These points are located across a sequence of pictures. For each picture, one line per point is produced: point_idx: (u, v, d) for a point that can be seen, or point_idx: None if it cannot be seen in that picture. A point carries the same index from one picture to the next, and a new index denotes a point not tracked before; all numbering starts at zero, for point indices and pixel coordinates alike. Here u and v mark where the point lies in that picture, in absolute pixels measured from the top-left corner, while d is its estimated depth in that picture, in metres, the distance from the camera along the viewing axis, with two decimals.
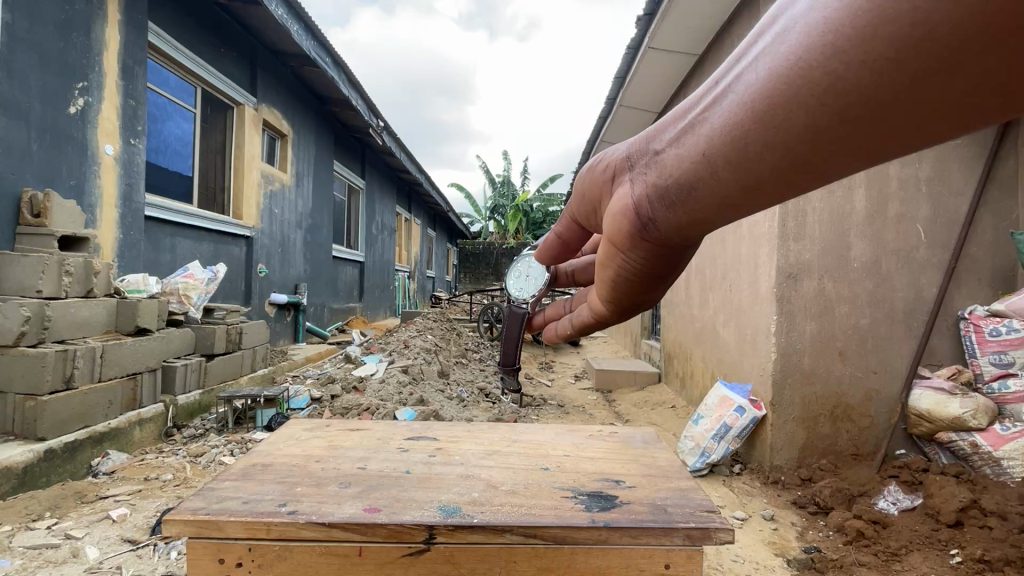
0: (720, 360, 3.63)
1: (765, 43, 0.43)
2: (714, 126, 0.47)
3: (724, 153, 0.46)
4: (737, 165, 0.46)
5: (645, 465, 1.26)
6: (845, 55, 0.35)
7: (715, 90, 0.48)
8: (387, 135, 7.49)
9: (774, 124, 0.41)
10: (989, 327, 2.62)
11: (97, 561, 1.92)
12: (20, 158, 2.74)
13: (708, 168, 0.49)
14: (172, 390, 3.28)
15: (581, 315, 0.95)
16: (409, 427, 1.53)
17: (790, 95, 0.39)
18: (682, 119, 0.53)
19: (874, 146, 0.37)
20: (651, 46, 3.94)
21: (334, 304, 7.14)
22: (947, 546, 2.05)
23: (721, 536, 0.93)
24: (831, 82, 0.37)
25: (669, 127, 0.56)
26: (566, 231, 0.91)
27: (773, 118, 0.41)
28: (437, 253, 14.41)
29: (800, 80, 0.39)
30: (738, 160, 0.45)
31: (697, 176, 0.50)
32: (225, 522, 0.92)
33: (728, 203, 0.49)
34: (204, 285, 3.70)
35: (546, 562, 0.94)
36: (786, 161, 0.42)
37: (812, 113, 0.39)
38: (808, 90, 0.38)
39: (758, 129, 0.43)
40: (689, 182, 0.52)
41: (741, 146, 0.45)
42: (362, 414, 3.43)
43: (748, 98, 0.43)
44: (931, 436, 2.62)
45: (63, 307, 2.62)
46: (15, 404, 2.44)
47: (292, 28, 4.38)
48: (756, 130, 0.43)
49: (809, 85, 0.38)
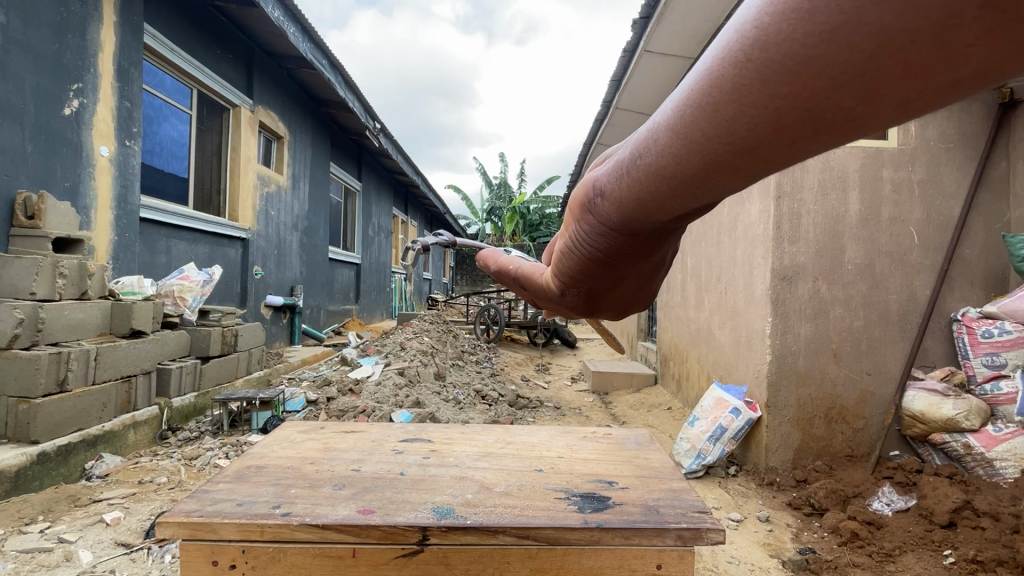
0: (716, 361, 3.65)
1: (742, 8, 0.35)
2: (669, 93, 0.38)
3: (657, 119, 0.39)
4: (671, 134, 0.36)
5: (639, 466, 1.27)
6: (774, 6, 0.28)
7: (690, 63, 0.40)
8: (384, 137, 7.50)
9: (698, 80, 0.34)
10: (981, 329, 2.65)
11: (91, 564, 1.90)
12: (14, 160, 2.73)
13: (650, 137, 0.39)
14: (167, 393, 3.26)
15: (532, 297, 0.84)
16: (404, 428, 1.54)
17: (725, 51, 0.31)
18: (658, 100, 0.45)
19: (805, 122, 0.28)
20: (647, 49, 3.97)
21: (330, 306, 7.13)
22: (940, 547, 2.07)
23: (712, 536, 0.94)
24: (757, 36, 0.29)
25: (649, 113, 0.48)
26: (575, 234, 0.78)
27: (708, 78, 0.33)
28: (434, 256, 14.42)
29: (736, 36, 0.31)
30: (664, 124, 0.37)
31: (631, 149, 0.42)
32: (220, 525, 0.92)
33: (658, 185, 0.38)
34: (199, 287, 3.71)
35: (539, 563, 0.95)
36: (714, 132, 0.33)
37: (738, 74, 0.30)
38: (738, 46, 0.30)
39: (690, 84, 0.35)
40: (632, 155, 0.41)
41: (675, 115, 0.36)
42: (359, 416, 3.43)
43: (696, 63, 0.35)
44: (925, 437, 2.64)
45: (58, 309, 2.60)
46: (8, 406, 2.43)
47: (289, 30, 4.40)
48: (694, 91, 0.34)
49: (740, 38, 0.30)
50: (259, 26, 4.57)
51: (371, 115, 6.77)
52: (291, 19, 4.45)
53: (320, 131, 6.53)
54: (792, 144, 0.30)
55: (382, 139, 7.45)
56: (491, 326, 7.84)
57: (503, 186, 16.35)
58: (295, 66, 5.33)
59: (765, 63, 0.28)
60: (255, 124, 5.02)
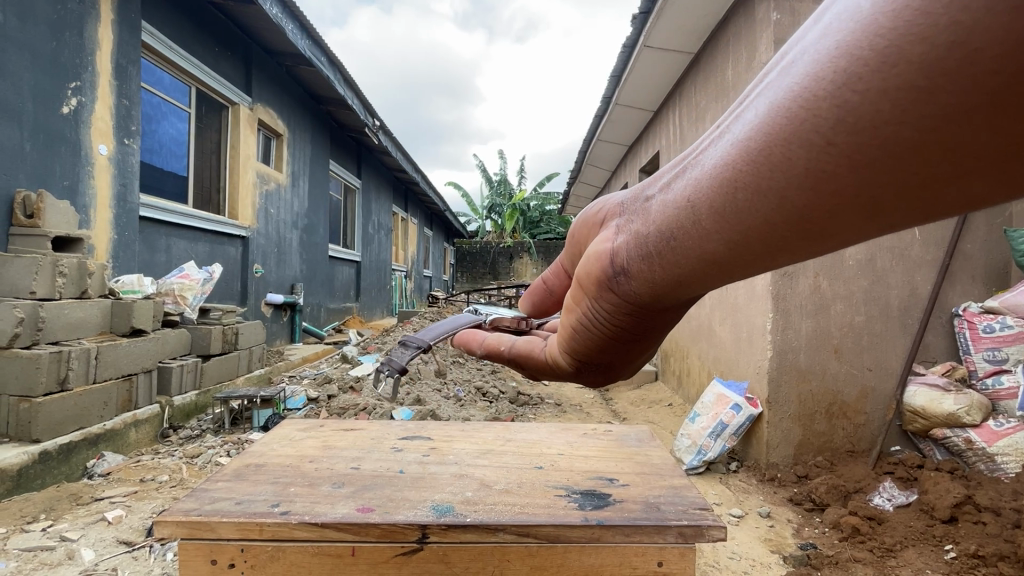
0: (716, 357, 3.64)
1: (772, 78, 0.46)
2: (726, 152, 0.48)
3: (749, 165, 0.46)
4: (758, 189, 0.45)
5: (639, 463, 1.27)
6: (862, 85, 0.36)
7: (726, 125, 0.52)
8: (383, 134, 7.50)
9: (767, 146, 0.44)
10: (983, 323, 2.66)
11: (93, 562, 1.91)
12: (12, 158, 2.72)
13: (726, 192, 0.48)
14: (168, 391, 3.26)
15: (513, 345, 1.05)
16: (404, 426, 1.53)
17: (808, 125, 0.40)
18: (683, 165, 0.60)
19: (900, 166, 0.36)
20: (646, 45, 3.95)
21: (330, 304, 7.14)
22: (942, 542, 2.07)
23: (713, 534, 0.94)
24: (844, 119, 0.38)
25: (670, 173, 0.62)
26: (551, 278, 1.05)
27: (791, 147, 0.42)
28: (433, 254, 14.42)
29: (810, 114, 0.40)
30: (775, 158, 0.43)
31: (692, 194, 0.53)
32: (217, 524, 0.92)
33: (744, 230, 0.48)
34: (199, 285, 3.69)
35: (539, 561, 0.94)
36: (812, 189, 0.41)
37: (818, 153, 0.40)
38: (819, 124, 0.39)
39: (798, 120, 0.41)
40: (699, 204, 0.52)
41: (767, 176, 0.44)
42: (359, 414, 3.44)
43: (761, 130, 0.44)
44: (926, 432, 2.64)
45: (58, 308, 2.60)
46: (9, 406, 2.43)
47: (287, 27, 4.38)
48: (783, 151, 0.43)
49: (820, 115, 0.39)
50: (257, 22, 4.55)
51: (370, 112, 6.75)
52: (290, 16, 4.43)
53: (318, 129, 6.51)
54: (872, 194, 0.38)
55: (381, 137, 7.44)
56: None
57: (502, 183, 16.40)
58: (292, 63, 5.31)
59: (863, 135, 0.37)
60: (253, 121, 5.01)
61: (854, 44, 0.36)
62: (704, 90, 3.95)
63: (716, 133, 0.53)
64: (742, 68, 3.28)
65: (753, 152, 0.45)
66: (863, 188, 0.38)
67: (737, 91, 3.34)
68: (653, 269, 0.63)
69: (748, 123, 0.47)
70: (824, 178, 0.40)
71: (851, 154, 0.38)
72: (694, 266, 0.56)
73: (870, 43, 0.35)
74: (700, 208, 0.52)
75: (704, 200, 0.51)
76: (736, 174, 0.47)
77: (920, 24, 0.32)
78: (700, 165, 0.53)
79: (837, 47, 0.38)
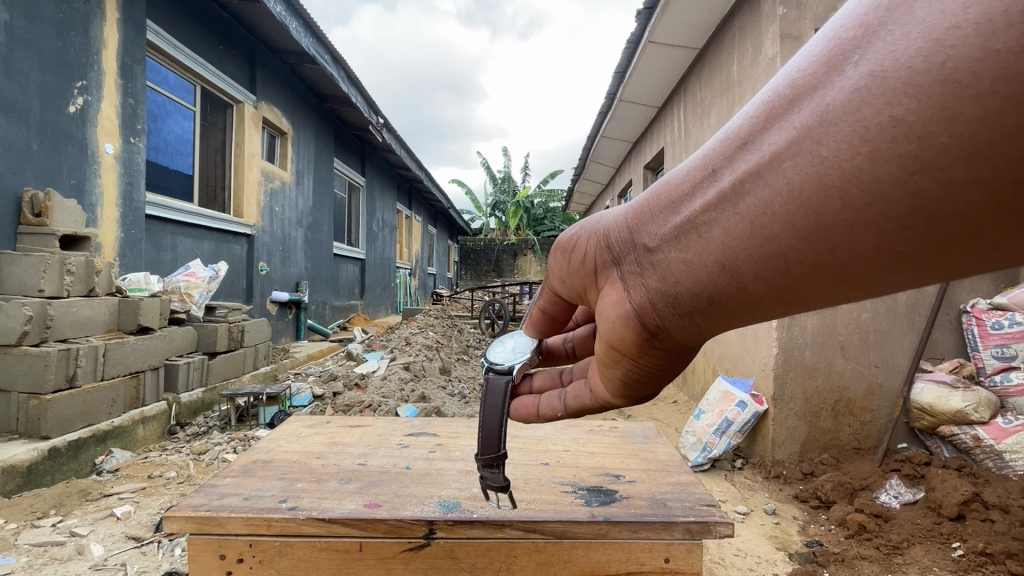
0: (722, 354, 3.63)
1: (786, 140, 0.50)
2: (770, 213, 0.51)
3: (806, 226, 0.49)
4: (822, 246, 0.49)
5: (645, 459, 1.27)
6: (916, 155, 0.41)
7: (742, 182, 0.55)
8: (387, 132, 7.50)
9: (825, 209, 0.47)
10: (991, 320, 2.66)
11: (102, 557, 1.93)
12: (20, 158, 2.74)
13: (785, 250, 0.51)
14: (175, 388, 3.28)
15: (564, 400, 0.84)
16: (409, 423, 1.53)
17: (865, 189, 0.44)
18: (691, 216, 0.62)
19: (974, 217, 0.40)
20: (651, 40, 3.93)
21: (335, 302, 7.16)
22: (949, 539, 2.06)
23: (720, 530, 0.94)
24: (907, 183, 0.42)
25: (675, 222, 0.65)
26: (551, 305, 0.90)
27: (854, 210, 0.45)
28: (438, 251, 14.41)
29: (867, 180, 0.44)
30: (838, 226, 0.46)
31: (739, 253, 0.55)
32: (226, 519, 0.92)
33: (814, 279, 0.51)
34: (206, 283, 3.72)
35: (545, 556, 0.94)
36: (884, 244, 0.45)
37: (881, 213, 0.44)
38: (879, 188, 0.43)
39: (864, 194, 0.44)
40: (753, 262, 0.54)
41: (831, 233, 0.47)
42: (364, 411, 3.46)
43: (810, 194, 0.48)
44: (934, 430, 2.62)
45: (66, 307, 2.62)
46: (19, 403, 2.45)
47: (292, 25, 4.39)
48: (839, 213, 0.46)
49: (879, 180, 0.43)
50: (261, 21, 4.56)
51: (374, 110, 6.76)
52: (294, 14, 4.44)
53: (323, 127, 6.52)
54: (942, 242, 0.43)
55: (385, 135, 7.44)
56: (495, 321, 7.88)
57: (506, 181, 16.39)
58: (297, 61, 5.32)
59: (930, 194, 0.41)
60: (258, 120, 5.02)
61: (899, 116, 0.41)
62: (709, 85, 3.93)
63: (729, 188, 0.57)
64: (747, 64, 3.26)
65: (807, 215, 0.48)
66: (934, 238, 0.43)
67: (742, 87, 3.32)
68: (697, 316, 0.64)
69: (784, 187, 0.50)
70: (893, 233, 0.44)
71: (919, 213, 0.42)
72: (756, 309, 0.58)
73: (946, 119, 0.39)
74: (752, 264, 0.54)
75: (755, 263, 0.54)
76: (796, 241, 0.50)
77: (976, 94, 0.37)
78: (730, 225, 0.56)
79: (879, 116, 0.43)
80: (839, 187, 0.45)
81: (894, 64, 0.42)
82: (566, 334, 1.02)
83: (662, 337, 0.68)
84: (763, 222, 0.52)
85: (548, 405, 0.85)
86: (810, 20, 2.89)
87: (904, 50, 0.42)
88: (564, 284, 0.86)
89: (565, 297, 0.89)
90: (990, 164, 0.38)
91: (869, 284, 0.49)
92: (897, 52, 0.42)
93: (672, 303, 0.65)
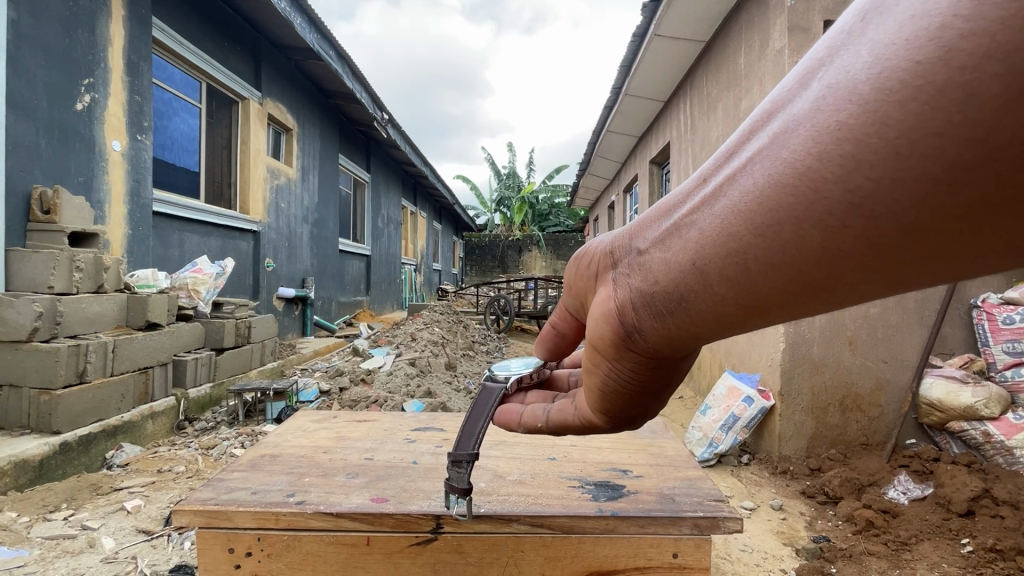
0: (728, 350, 3.61)
1: (759, 145, 0.52)
2: (738, 214, 0.53)
3: (768, 225, 0.49)
4: (785, 250, 0.49)
5: (653, 454, 1.26)
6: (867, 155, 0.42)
7: (719, 189, 0.57)
8: (392, 127, 7.50)
9: (784, 209, 0.48)
10: (1002, 315, 2.63)
11: (113, 550, 1.95)
12: (29, 155, 2.75)
13: (749, 252, 0.52)
14: (183, 383, 3.31)
15: (549, 413, 0.86)
16: (416, 418, 1.53)
17: (825, 191, 0.45)
18: (672, 222, 0.64)
19: (928, 218, 0.40)
20: (657, 33, 3.89)
21: (341, 298, 7.18)
22: (957, 535, 2.05)
23: (729, 525, 0.93)
24: (860, 186, 0.43)
25: (659, 228, 0.67)
26: (562, 322, 0.91)
27: (812, 212, 0.46)
28: (443, 246, 14.42)
29: (822, 183, 0.45)
30: (791, 221, 0.48)
31: (706, 254, 0.56)
32: (234, 513, 0.93)
33: (780, 287, 0.51)
34: (213, 280, 3.74)
35: (552, 551, 0.94)
36: (841, 246, 0.45)
37: (838, 215, 0.44)
38: (836, 190, 0.44)
39: (817, 190, 0.46)
40: (720, 262, 0.55)
41: (793, 236, 0.48)
42: (371, 406, 3.48)
43: (771, 196, 0.49)
44: (943, 425, 2.60)
45: (75, 303, 2.64)
46: (30, 398, 2.48)
47: (297, 21, 4.39)
48: (797, 213, 0.47)
49: (835, 180, 0.44)
50: (266, 17, 4.55)
51: (379, 105, 6.76)
52: (298, 10, 4.44)
53: (328, 123, 6.52)
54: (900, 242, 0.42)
55: (390, 130, 7.44)
56: (501, 316, 7.88)
57: (511, 176, 16.35)
58: (302, 57, 5.32)
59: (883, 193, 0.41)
60: (263, 116, 5.03)
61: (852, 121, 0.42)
62: (716, 78, 3.89)
63: (708, 192, 0.59)
64: (754, 56, 3.22)
65: (767, 216, 0.49)
66: (891, 240, 0.42)
67: (750, 79, 3.29)
68: (668, 321, 0.63)
69: (751, 192, 0.51)
70: (851, 234, 0.44)
71: (873, 214, 0.42)
72: (725, 315, 0.58)
73: (878, 122, 0.41)
74: (716, 265, 0.55)
75: (720, 262, 0.55)
76: (757, 240, 0.51)
77: (924, 93, 0.38)
78: (704, 227, 0.57)
79: (832, 123, 0.44)
80: (795, 185, 0.47)
81: (849, 74, 0.44)
82: (571, 371, 1.03)
83: (636, 339, 0.67)
84: (731, 223, 0.53)
85: (532, 413, 0.87)
86: (819, 10, 2.85)
87: (862, 59, 0.43)
88: (573, 295, 0.87)
89: (575, 313, 0.89)
90: (935, 162, 0.38)
91: (831, 291, 0.49)
92: (853, 63, 0.44)
93: (648, 303, 0.65)
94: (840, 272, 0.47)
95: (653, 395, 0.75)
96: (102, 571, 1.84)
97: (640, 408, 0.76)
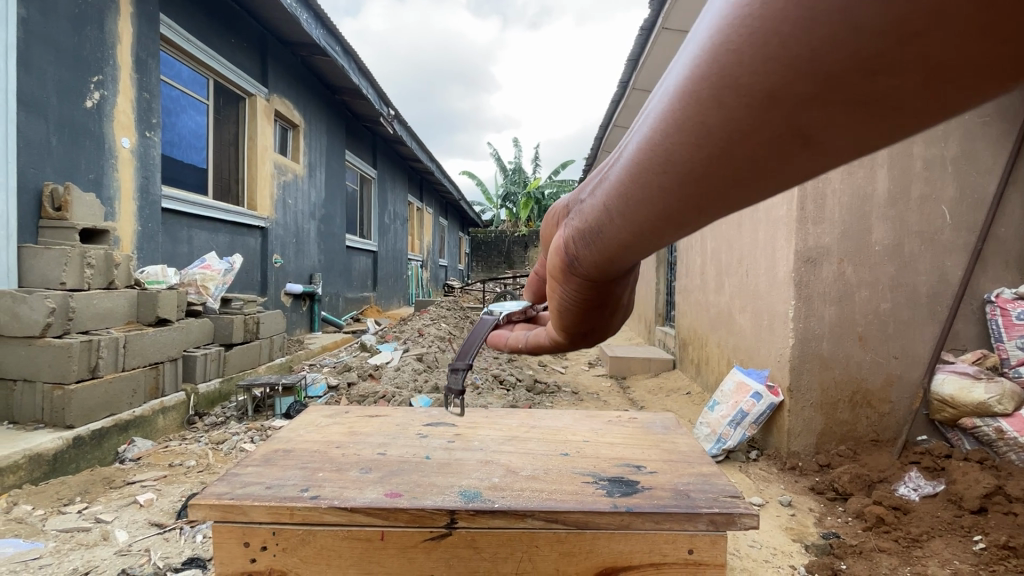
0: (736, 346, 3.59)
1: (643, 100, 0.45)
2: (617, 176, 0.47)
3: (633, 186, 0.44)
4: (647, 209, 0.44)
5: (666, 450, 1.25)
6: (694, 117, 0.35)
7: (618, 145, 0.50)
8: (398, 123, 7.49)
9: (639, 170, 0.42)
10: (1016, 310, 2.59)
11: (127, 543, 1.98)
12: (40, 152, 2.78)
13: (624, 210, 0.47)
14: (193, 379, 3.34)
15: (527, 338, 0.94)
16: (427, 413, 1.53)
17: (666, 155, 0.39)
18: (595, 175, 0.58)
19: (766, 168, 0.34)
20: (665, 27, 3.85)
21: (348, 294, 7.21)
22: (970, 533, 2.03)
23: (745, 521, 0.92)
24: (690, 147, 0.36)
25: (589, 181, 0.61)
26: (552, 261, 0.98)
27: (660, 172, 0.40)
28: (450, 242, 14.43)
29: (662, 146, 0.39)
30: (651, 168, 0.41)
31: (600, 210, 0.52)
32: (250, 507, 0.93)
33: (657, 234, 0.46)
34: (221, 276, 3.77)
35: (567, 547, 0.94)
36: (690, 202, 0.40)
37: (682, 178, 0.38)
38: (675, 153, 0.38)
39: (669, 135, 0.38)
40: (609, 218, 0.51)
41: (649, 195, 0.42)
42: (379, 401, 3.50)
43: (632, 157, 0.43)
44: (955, 422, 2.58)
45: (86, 299, 2.67)
46: (43, 393, 2.50)
47: (303, 17, 4.38)
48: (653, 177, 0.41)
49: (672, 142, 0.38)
50: (272, 13, 4.55)
51: (385, 101, 6.75)
52: (305, 5, 4.43)
53: (334, 119, 6.53)
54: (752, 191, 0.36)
55: (396, 126, 7.44)
56: None
57: (517, 172, 16.33)
58: (308, 53, 5.31)
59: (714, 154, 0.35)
60: (270, 113, 5.03)
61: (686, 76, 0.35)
62: None
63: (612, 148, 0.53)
64: None
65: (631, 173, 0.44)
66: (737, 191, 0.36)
67: None
68: (589, 267, 0.60)
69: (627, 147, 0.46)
70: (700, 192, 0.38)
71: (710, 170, 0.36)
72: (626, 256, 0.53)
73: (707, 78, 0.33)
74: (608, 222, 0.51)
75: (608, 210, 0.50)
76: (627, 193, 0.46)
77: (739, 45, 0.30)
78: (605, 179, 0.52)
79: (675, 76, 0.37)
80: (647, 145, 0.41)
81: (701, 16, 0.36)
82: None
83: (570, 277, 0.66)
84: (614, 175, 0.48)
85: (513, 337, 0.96)
86: None
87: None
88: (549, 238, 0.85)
89: None
90: (755, 119, 0.31)
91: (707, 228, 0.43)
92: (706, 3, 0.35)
93: (572, 243, 0.62)
94: (703, 217, 0.41)
95: (603, 318, 0.74)
96: (116, 563, 1.86)
97: (593, 328, 0.76)
